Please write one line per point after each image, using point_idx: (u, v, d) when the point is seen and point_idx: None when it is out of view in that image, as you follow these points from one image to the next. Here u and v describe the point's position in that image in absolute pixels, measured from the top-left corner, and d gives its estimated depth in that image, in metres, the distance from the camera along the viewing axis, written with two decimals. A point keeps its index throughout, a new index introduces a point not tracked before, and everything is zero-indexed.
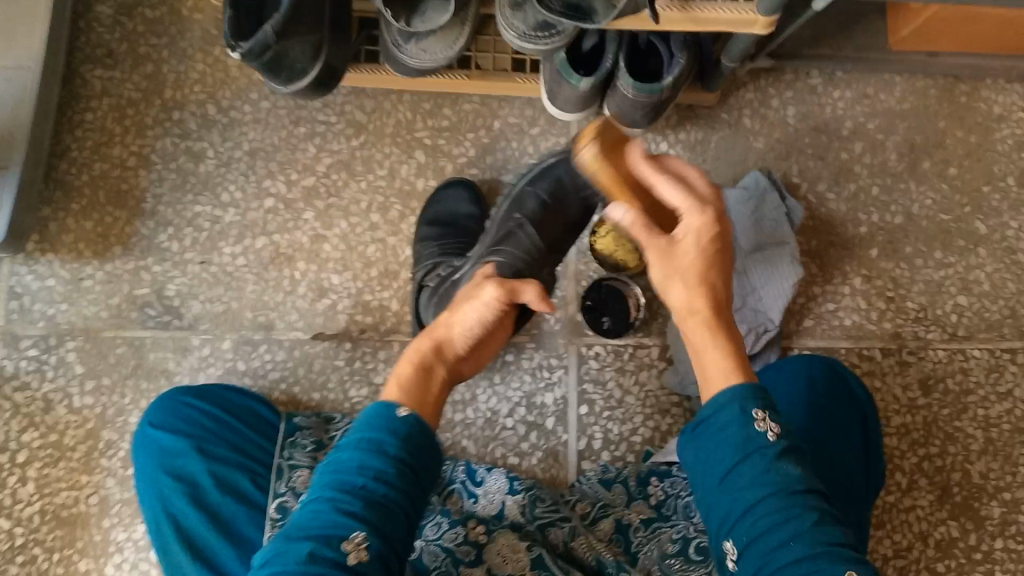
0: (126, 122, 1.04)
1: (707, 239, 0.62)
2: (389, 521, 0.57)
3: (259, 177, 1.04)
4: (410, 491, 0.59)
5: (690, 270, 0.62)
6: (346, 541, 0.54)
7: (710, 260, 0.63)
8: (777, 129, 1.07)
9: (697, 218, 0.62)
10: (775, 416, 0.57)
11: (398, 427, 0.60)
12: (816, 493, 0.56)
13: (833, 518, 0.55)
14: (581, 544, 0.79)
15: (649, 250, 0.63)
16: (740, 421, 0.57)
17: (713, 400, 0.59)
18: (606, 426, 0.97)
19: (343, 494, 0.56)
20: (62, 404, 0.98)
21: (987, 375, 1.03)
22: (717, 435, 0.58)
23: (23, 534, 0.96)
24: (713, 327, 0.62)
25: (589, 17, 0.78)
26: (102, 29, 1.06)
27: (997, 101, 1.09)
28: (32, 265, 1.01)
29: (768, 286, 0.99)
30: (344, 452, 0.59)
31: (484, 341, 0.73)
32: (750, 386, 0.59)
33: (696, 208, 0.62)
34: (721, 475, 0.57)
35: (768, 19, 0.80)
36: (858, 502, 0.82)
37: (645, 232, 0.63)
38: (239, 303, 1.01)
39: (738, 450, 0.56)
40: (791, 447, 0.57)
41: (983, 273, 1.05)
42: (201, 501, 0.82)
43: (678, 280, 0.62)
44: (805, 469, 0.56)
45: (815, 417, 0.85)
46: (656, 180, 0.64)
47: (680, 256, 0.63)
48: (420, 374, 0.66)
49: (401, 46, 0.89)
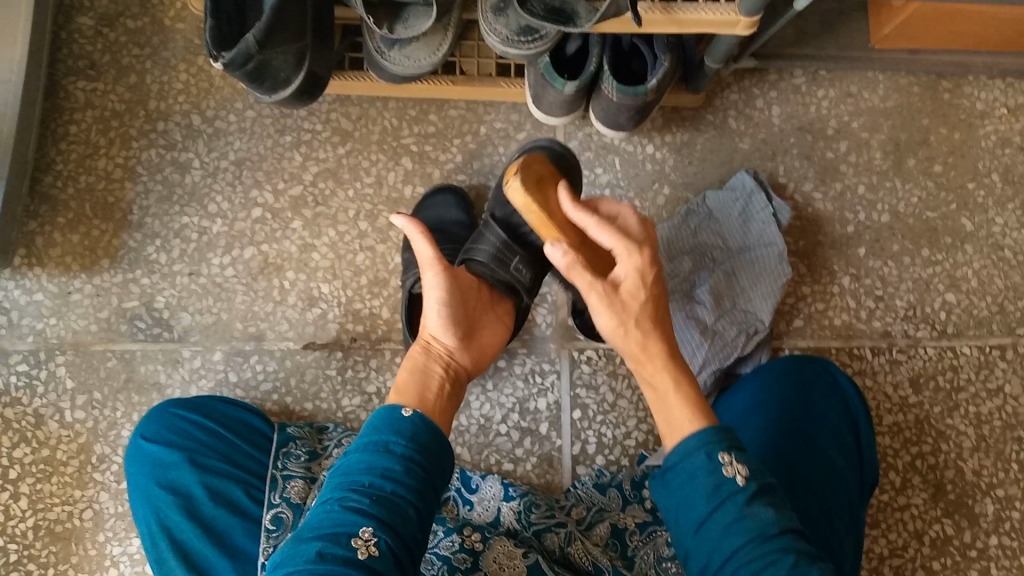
0: (111, 133, 1.04)
1: (648, 278, 0.67)
2: (399, 517, 0.57)
3: (246, 187, 1.04)
4: (420, 489, 0.59)
5: (639, 312, 0.67)
6: (355, 538, 0.55)
7: (654, 299, 0.68)
8: (762, 130, 1.08)
9: (635, 256, 0.67)
10: (741, 459, 0.59)
11: (404, 427, 0.61)
12: (792, 533, 0.57)
13: (811, 557, 0.55)
14: (577, 550, 0.78)
15: (590, 290, 0.67)
16: (707, 469, 0.58)
17: (678, 449, 0.60)
18: (599, 430, 0.97)
19: (352, 493, 0.57)
20: (52, 419, 0.98)
21: (977, 372, 1.04)
22: (686, 485, 0.59)
23: (17, 550, 0.95)
24: (670, 370, 0.66)
25: (573, 21, 0.79)
26: (85, 41, 1.05)
27: (980, 98, 1.10)
28: (20, 279, 1.01)
29: (756, 287, 0.99)
30: (352, 454, 0.61)
31: (476, 334, 0.78)
32: (712, 431, 0.60)
33: (630, 247, 0.68)
34: (696, 526, 0.58)
35: (749, 19, 0.81)
36: (851, 495, 0.83)
37: (587, 274, 0.68)
38: (229, 314, 1.01)
39: (708, 499, 0.57)
40: (761, 490, 0.58)
41: (970, 270, 1.06)
42: (196, 514, 0.82)
43: (630, 323, 0.66)
44: (779, 510, 0.58)
45: (800, 422, 0.86)
46: (589, 225, 0.69)
47: (628, 302, 0.67)
48: (414, 375, 0.69)
49: (385, 52, 0.88)
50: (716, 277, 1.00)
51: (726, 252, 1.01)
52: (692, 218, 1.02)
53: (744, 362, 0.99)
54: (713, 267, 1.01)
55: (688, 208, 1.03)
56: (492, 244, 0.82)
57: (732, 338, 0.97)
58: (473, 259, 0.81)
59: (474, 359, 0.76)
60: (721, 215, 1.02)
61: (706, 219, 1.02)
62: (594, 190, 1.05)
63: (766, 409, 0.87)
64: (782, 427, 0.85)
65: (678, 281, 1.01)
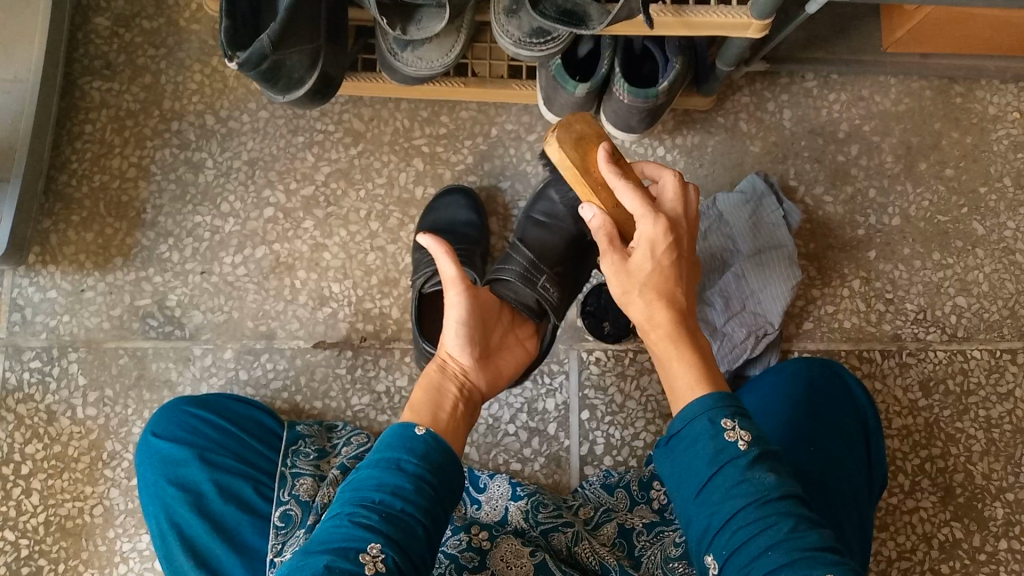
0: (125, 133, 1.05)
1: (660, 250, 0.66)
2: (407, 536, 0.57)
3: (258, 186, 1.04)
4: (429, 509, 0.59)
5: (646, 283, 0.66)
6: (363, 553, 0.55)
7: (664, 271, 0.66)
8: (773, 132, 1.08)
9: (648, 225, 0.65)
10: (744, 423, 0.58)
11: (416, 445, 0.61)
12: (794, 499, 0.56)
13: (811, 523, 0.55)
14: (585, 548, 0.79)
15: (608, 253, 0.68)
16: (710, 432, 0.58)
17: (683, 413, 0.60)
18: (607, 430, 0.97)
19: (361, 508, 0.57)
20: (65, 415, 0.99)
21: (987, 375, 1.03)
22: (689, 448, 0.59)
23: (28, 545, 0.96)
24: (675, 339, 0.65)
25: (585, 23, 0.79)
26: (101, 42, 1.06)
27: (993, 102, 1.09)
28: (34, 277, 1.02)
29: (767, 289, 0.98)
30: (364, 471, 0.61)
31: (494, 354, 0.78)
32: (717, 395, 0.60)
33: (648, 216, 0.66)
34: (697, 490, 0.58)
35: (761, 22, 0.81)
36: (859, 503, 0.83)
37: (606, 241, 0.68)
38: (240, 312, 1.01)
39: (710, 462, 0.57)
40: (764, 455, 0.57)
41: (981, 274, 1.06)
42: (206, 510, 0.82)
43: (633, 292, 0.66)
44: (781, 476, 0.57)
45: (810, 415, 0.86)
46: (615, 186, 0.68)
47: (636, 271, 0.66)
48: (428, 393, 0.69)
49: (398, 53, 0.89)
50: (726, 280, 1.00)
51: (736, 254, 1.01)
52: (701, 220, 1.02)
53: (752, 364, 0.99)
54: (722, 269, 1.01)
55: (698, 212, 1.03)
56: (519, 267, 0.85)
57: (741, 341, 0.98)
58: (499, 279, 0.84)
59: (490, 379, 0.76)
60: (730, 218, 1.01)
61: (716, 221, 1.01)
62: None
63: (773, 412, 0.87)
64: (787, 423, 0.86)
65: None
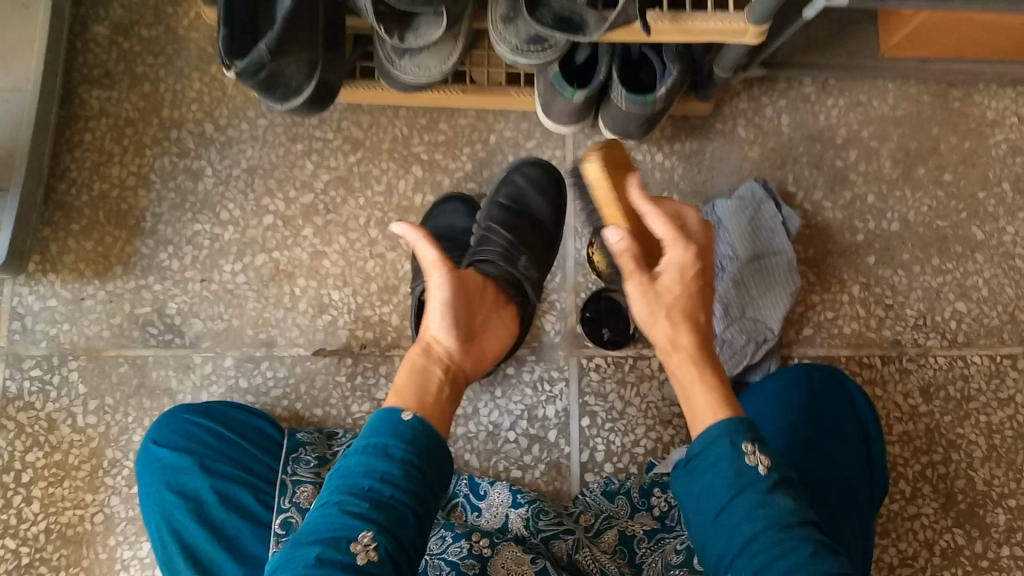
0: (125, 141, 1.05)
1: (689, 275, 0.68)
2: (397, 521, 0.57)
3: (258, 194, 1.04)
4: (419, 493, 0.59)
5: (673, 305, 0.67)
6: (354, 543, 0.55)
7: (691, 295, 0.68)
8: (771, 138, 1.08)
9: (679, 249, 0.68)
10: (764, 448, 0.59)
11: (404, 430, 0.62)
12: (811, 525, 0.57)
13: (828, 547, 0.56)
14: (585, 556, 0.79)
15: (632, 276, 0.69)
16: (731, 456, 0.59)
17: (704, 435, 0.61)
18: (607, 437, 0.97)
19: (351, 496, 0.58)
20: (64, 424, 0.99)
21: (988, 381, 1.03)
22: (708, 471, 0.59)
23: (29, 554, 0.96)
24: (699, 364, 0.66)
25: (581, 30, 0.79)
26: (100, 50, 1.07)
27: (990, 107, 1.10)
28: (34, 285, 1.02)
29: (766, 296, 0.99)
30: (352, 457, 0.61)
31: (479, 337, 0.79)
32: (737, 419, 0.61)
33: (677, 243, 0.68)
34: (716, 511, 0.59)
35: (758, 28, 0.81)
36: (859, 505, 0.83)
37: (633, 262, 0.69)
38: (240, 320, 1.01)
39: (730, 486, 0.58)
40: (783, 481, 0.58)
41: (980, 279, 1.06)
42: (204, 517, 0.82)
43: (660, 314, 0.67)
44: (798, 501, 0.58)
45: (812, 424, 0.87)
46: (646, 211, 0.69)
47: (664, 294, 0.68)
48: (414, 375, 0.69)
49: (395, 61, 0.89)
50: (726, 287, 1.00)
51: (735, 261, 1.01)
52: None
53: (752, 371, 0.99)
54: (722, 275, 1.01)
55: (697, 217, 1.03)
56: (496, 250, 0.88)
57: (742, 347, 0.98)
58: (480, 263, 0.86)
59: (474, 362, 0.76)
60: (730, 225, 1.01)
61: (715, 228, 1.01)
62: None
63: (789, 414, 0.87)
64: (801, 428, 0.86)
65: None
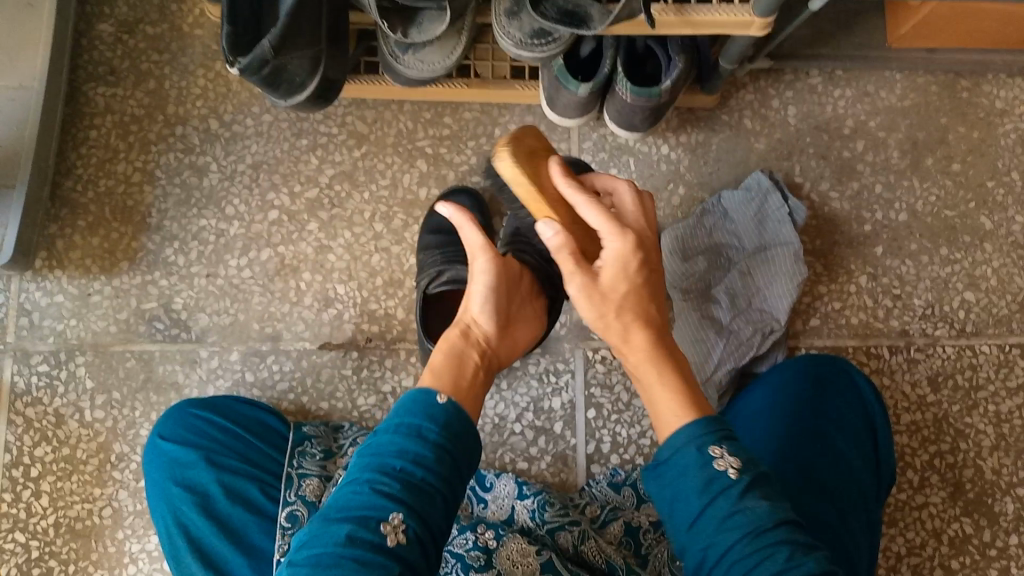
0: (131, 137, 1.06)
1: (632, 267, 0.65)
2: (427, 504, 0.57)
3: (263, 189, 1.05)
4: (448, 477, 0.59)
5: (621, 303, 0.64)
6: (384, 523, 0.55)
7: (638, 288, 0.65)
8: (778, 129, 1.07)
9: (617, 240, 0.64)
10: (733, 451, 0.57)
11: (437, 412, 0.61)
12: (788, 527, 0.55)
13: (808, 549, 0.54)
14: (591, 547, 0.78)
15: (572, 278, 0.65)
16: (699, 463, 0.56)
17: (669, 443, 0.58)
18: (614, 429, 0.97)
19: (382, 476, 0.57)
20: (72, 419, 0.99)
21: (997, 371, 1.02)
22: (678, 480, 0.57)
23: (38, 547, 0.96)
24: (656, 361, 0.64)
25: (586, 23, 0.79)
26: (105, 47, 1.07)
27: (999, 96, 1.09)
28: (41, 281, 1.02)
29: (771, 286, 0.98)
30: (383, 436, 0.60)
31: (511, 323, 0.77)
32: (702, 423, 0.58)
33: (614, 232, 0.65)
34: (689, 521, 0.56)
35: (763, 21, 0.81)
36: (863, 501, 0.82)
37: (572, 260, 0.65)
38: (246, 315, 1.02)
39: (701, 494, 0.56)
40: (755, 483, 0.56)
41: (989, 269, 1.05)
42: (212, 511, 0.82)
43: (610, 315, 0.64)
44: (773, 503, 0.56)
45: (800, 425, 0.86)
46: (577, 202, 0.66)
47: (609, 293, 0.64)
48: (453, 357, 0.67)
49: (399, 57, 0.89)
50: (732, 278, 1.00)
51: (741, 252, 1.00)
52: (707, 217, 1.01)
53: (759, 362, 0.99)
54: (728, 267, 1.01)
55: (702, 208, 1.03)
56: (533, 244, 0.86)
57: (748, 338, 0.97)
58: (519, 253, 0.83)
59: (506, 348, 0.74)
60: (736, 215, 1.01)
61: (721, 219, 1.01)
62: None
63: (774, 421, 0.86)
64: (786, 435, 0.85)
65: (692, 280, 1.00)
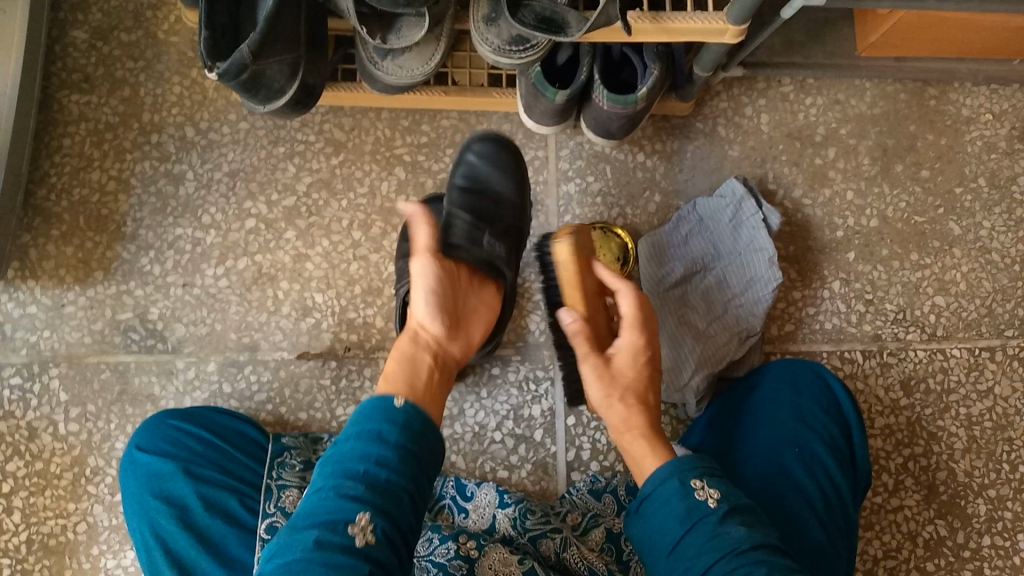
0: (105, 146, 1.04)
1: (642, 359, 0.73)
2: (392, 502, 0.59)
3: (240, 198, 1.04)
4: (411, 475, 0.61)
5: (627, 387, 0.71)
6: (352, 524, 0.56)
7: (644, 378, 0.72)
8: (751, 137, 1.09)
9: (637, 333, 0.73)
10: (713, 483, 0.62)
11: (396, 416, 0.63)
12: (766, 547, 0.60)
13: (783, 569, 0.58)
14: (573, 554, 0.79)
15: (586, 359, 0.72)
16: (681, 493, 0.62)
17: (653, 477, 0.64)
18: (593, 436, 0.98)
19: (347, 479, 0.59)
20: (46, 431, 0.97)
21: (967, 374, 1.04)
22: (661, 510, 0.62)
23: (10, 564, 0.94)
24: (652, 438, 0.68)
25: (563, 30, 0.80)
26: (78, 55, 1.06)
27: (966, 104, 1.11)
28: (14, 292, 1.01)
29: (747, 292, 0.99)
30: (344, 443, 0.62)
31: (462, 321, 0.80)
32: (684, 459, 0.64)
33: (635, 326, 0.73)
34: (670, 547, 0.61)
35: (738, 28, 0.82)
36: (841, 507, 0.83)
37: (587, 342, 0.73)
38: (223, 324, 1.01)
39: (683, 521, 0.61)
40: (734, 510, 0.61)
41: (958, 273, 1.07)
42: (191, 523, 0.81)
43: (617, 397, 0.70)
44: (751, 527, 0.61)
45: (772, 440, 0.86)
46: (618, 292, 0.74)
47: (619, 378, 0.71)
48: (403, 363, 0.71)
49: (378, 62, 0.88)
50: (708, 283, 1.01)
51: (718, 258, 1.01)
52: (683, 224, 1.03)
53: (736, 365, 1.00)
54: (704, 272, 1.01)
55: (678, 215, 1.04)
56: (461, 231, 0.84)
57: (725, 343, 0.98)
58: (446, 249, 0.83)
59: (461, 344, 0.78)
60: (711, 222, 1.02)
61: (697, 226, 1.02)
62: (586, 198, 1.06)
63: (747, 440, 0.88)
64: (758, 454, 0.85)
65: (669, 286, 1.01)
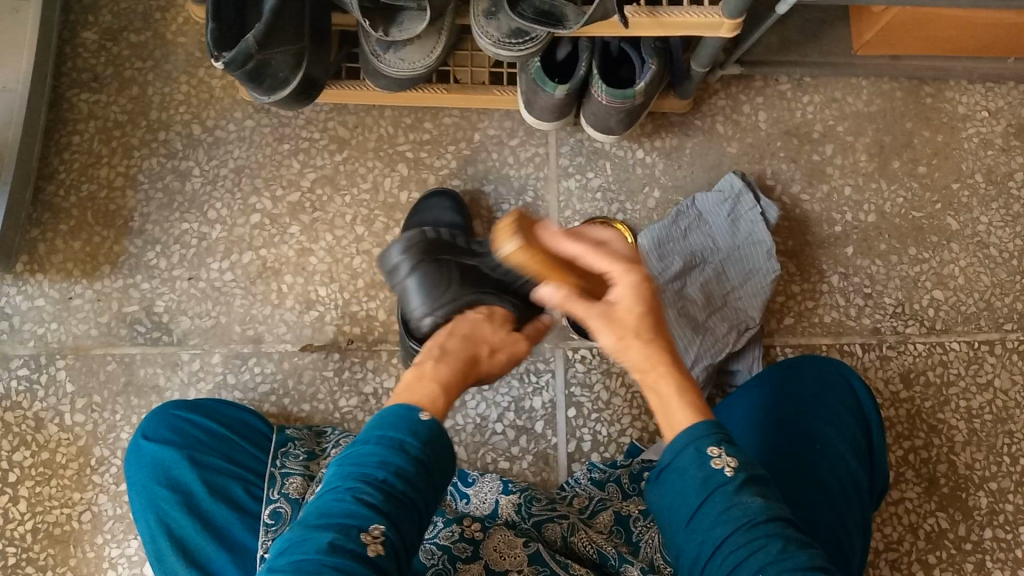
0: (113, 143, 1.06)
1: (646, 293, 0.59)
2: (406, 516, 0.55)
3: (245, 194, 1.06)
4: (427, 490, 0.57)
5: (639, 324, 0.59)
6: (365, 533, 0.52)
7: (655, 313, 0.60)
8: (749, 133, 1.10)
9: (632, 276, 0.59)
10: (730, 450, 0.56)
11: (423, 428, 0.58)
12: (782, 520, 0.55)
13: (801, 544, 0.53)
14: (580, 538, 0.78)
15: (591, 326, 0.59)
16: (698, 461, 0.56)
17: (671, 445, 0.57)
18: (594, 427, 0.99)
19: (365, 484, 0.54)
20: (52, 422, 0.99)
21: (967, 367, 1.05)
22: (677, 479, 0.57)
23: (15, 554, 0.95)
24: (676, 375, 0.59)
25: (562, 23, 0.82)
26: (89, 55, 1.08)
27: (962, 102, 1.13)
28: (22, 286, 1.02)
29: (746, 285, 1.01)
30: (364, 445, 0.57)
31: None
32: (703, 423, 0.57)
33: (624, 265, 0.59)
34: (687, 517, 0.56)
35: (733, 21, 0.83)
36: (854, 499, 0.81)
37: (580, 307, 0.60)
38: (228, 317, 1.02)
39: (698, 491, 0.55)
40: (752, 479, 0.55)
41: (956, 268, 1.08)
42: (196, 509, 0.82)
43: (631, 339, 0.59)
44: (768, 498, 0.55)
45: (790, 431, 0.84)
46: (583, 250, 0.60)
47: (624, 316, 0.59)
48: None
49: (380, 54, 0.90)
50: (707, 277, 1.01)
51: (716, 252, 1.02)
52: (682, 219, 1.03)
53: (736, 359, 1.01)
54: (702, 266, 1.02)
55: (677, 210, 1.05)
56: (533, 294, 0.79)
57: (723, 335, 0.99)
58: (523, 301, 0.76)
59: None
60: (710, 217, 1.03)
61: (696, 220, 1.03)
62: (586, 193, 1.07)
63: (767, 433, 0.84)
64: (778, 446, 0.83)
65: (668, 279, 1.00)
